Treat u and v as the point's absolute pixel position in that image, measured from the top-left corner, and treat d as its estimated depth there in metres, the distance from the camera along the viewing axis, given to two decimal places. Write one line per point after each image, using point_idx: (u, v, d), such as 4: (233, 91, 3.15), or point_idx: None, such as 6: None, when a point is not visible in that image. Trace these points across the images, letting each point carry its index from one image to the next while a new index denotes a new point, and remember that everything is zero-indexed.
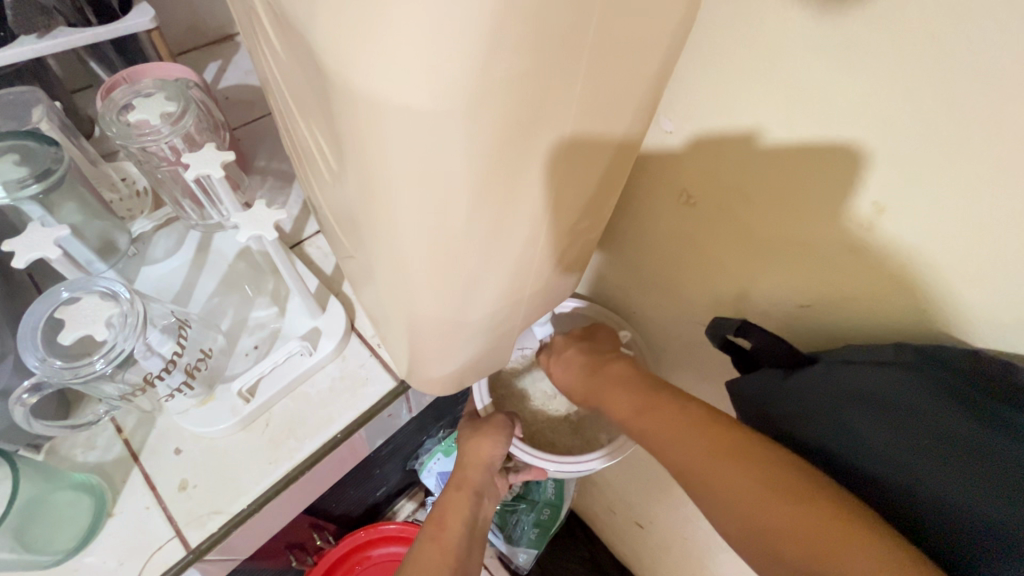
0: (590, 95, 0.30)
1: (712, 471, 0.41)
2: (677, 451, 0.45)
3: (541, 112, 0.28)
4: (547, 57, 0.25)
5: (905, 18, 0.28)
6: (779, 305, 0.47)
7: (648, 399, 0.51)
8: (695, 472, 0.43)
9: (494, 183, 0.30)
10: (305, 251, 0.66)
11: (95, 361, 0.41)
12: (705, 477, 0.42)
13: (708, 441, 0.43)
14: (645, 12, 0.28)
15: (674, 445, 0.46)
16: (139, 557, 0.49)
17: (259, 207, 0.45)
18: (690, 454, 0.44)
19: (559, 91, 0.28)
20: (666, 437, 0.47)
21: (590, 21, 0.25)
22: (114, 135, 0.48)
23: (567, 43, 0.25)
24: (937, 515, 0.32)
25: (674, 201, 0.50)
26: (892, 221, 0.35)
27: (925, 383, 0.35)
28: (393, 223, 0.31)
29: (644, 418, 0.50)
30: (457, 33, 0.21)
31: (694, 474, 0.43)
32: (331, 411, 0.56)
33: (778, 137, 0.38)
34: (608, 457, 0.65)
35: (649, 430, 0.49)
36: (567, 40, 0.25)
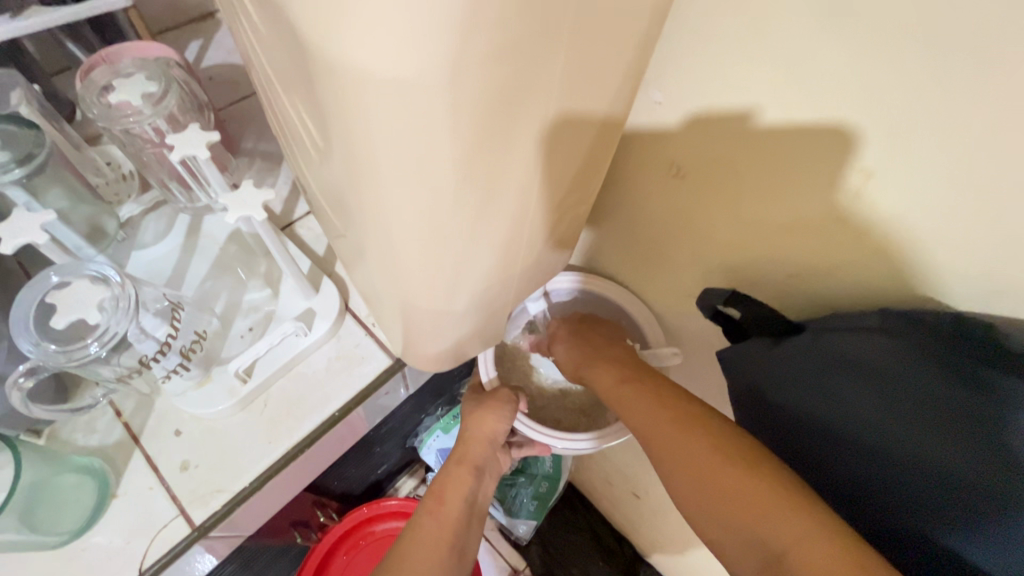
0: (574, 66, 0.30)
1: (708, 474, 0.42)
2: (660, 445, 0.48)
3: (526, 84, 0.28)
4: (528, 28, 0.24)
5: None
6: (768, 277, 0.47)
7: (644, 394, 0.54)
8: (694, 478, 0.43)
9: (480, 159, 0.30)
10: (296, 232, 0.66)
11: (89, 345, 0.41)
12: (682, 470, 0.45)
13: (690, 436, 0.46)
14: None
15: (659, 438, 0.48)
16: (145, 536, 0.49)
17: (246, 188, 0.44)
18: (673, 452, 0.46)
19: (542, 63, 0.27)
20: (654, 431, 0.49)
21: None
22: (95, 116, 0.47)
23: (549, 12, 0.25)
24: (939, 487, 0.33)
25: (665, 173, 0.50)
26: (879, 189, 0.35)
27: (911, 350, 0.36)
28: (383, 200, 0.31)
29: (637, 414, 0.53)
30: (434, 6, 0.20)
31: (691, 478, 0.44)
32: (327, 391, 0.57)
33: (766, 106, 0.38)
34: (599, 440, 0.66)
35: (640, 425, 0.52)
36: (549, 9, 0.25)
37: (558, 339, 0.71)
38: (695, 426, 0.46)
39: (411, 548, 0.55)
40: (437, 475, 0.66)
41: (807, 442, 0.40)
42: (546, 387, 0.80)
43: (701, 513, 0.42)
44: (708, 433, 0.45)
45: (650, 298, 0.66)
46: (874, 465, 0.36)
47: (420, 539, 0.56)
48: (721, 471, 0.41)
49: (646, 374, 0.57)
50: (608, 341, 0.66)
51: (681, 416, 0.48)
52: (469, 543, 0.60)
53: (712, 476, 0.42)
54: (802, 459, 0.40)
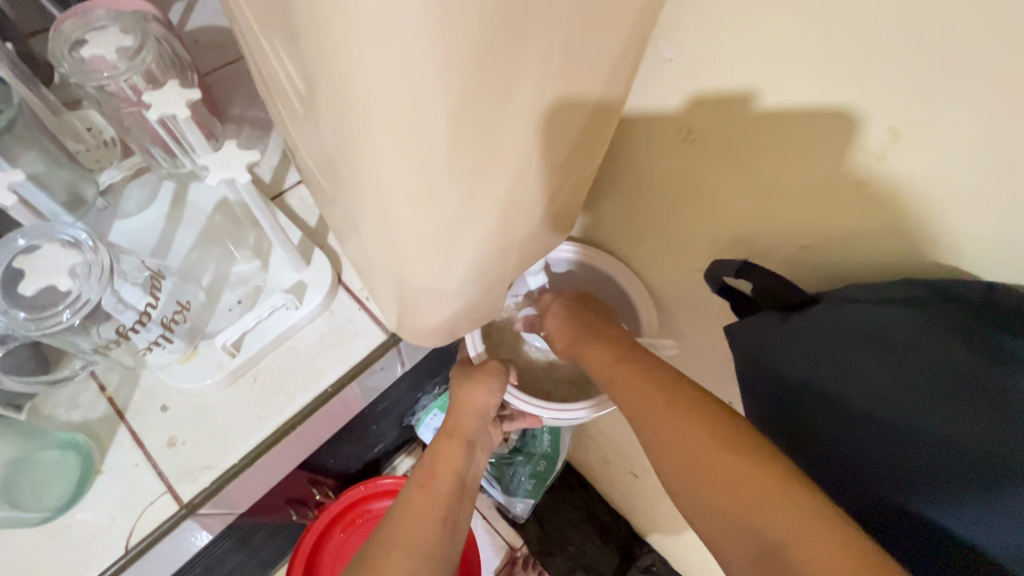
0: (582, 4, 0.27)
1: (702, 460, 0.40)
2: (652, 427, 0.46)
3: (527, 20, 0.25)
4: None
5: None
6: (780, 248, 0.45)
7: (637, 377, 0.52)
8: (687, 462, 0.41)
9: (477, 107, 0.28)
10: (286, 203, 0.63)
11: (61, 312, 0.39)
12: (673, 456, 0.43)
13: (686, 419, 0.44)
14: None
15: (650, 421, 0.47)
16: (132, 513, 0.48)
17: (229, 148, 0.42)
18: (665, 436, 0.44)
19: None
20: (650, 408, 0.48)
21: None
22: (67, 72, 0.45)
23: None
24: (958, 464, 0.31)
25: (673, 138, 0.47)
26: (905, 147, 0.33)
27: (933, 320, 0.34)
28: (371, 152, 0.28)
29: (630, 397, 0.51)
30: None
31: (684, 465, 0.42)
32: (320, 366, 0.55)
33: (787, 58, 0.35)
34: (593, 409, 0.65)
35: (632, 407, 0.50)
36: None
37: (552, 316, 0.68)
38: (689, 411, 0.44)
39: (401, 521, 0.53)
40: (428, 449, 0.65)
41: (816, 418, 0.38)
42: (534, 358, 0.78)
43: (691, 500, 0.40)
44: (703, 420, 0.43)
45: (653, 275, 0.63)
46: (879, 435, 0.35)
47: (411, 512, 0.55)
48: (715, 458, 0.40)
49: (640, 356, 0.56)
50: (603, 321, 0.64)
51: (680, 398, 0.46)
52: (463, 515, 0.59)
53: (705, 462, 0.40)
54: (810, 436, 0.38)
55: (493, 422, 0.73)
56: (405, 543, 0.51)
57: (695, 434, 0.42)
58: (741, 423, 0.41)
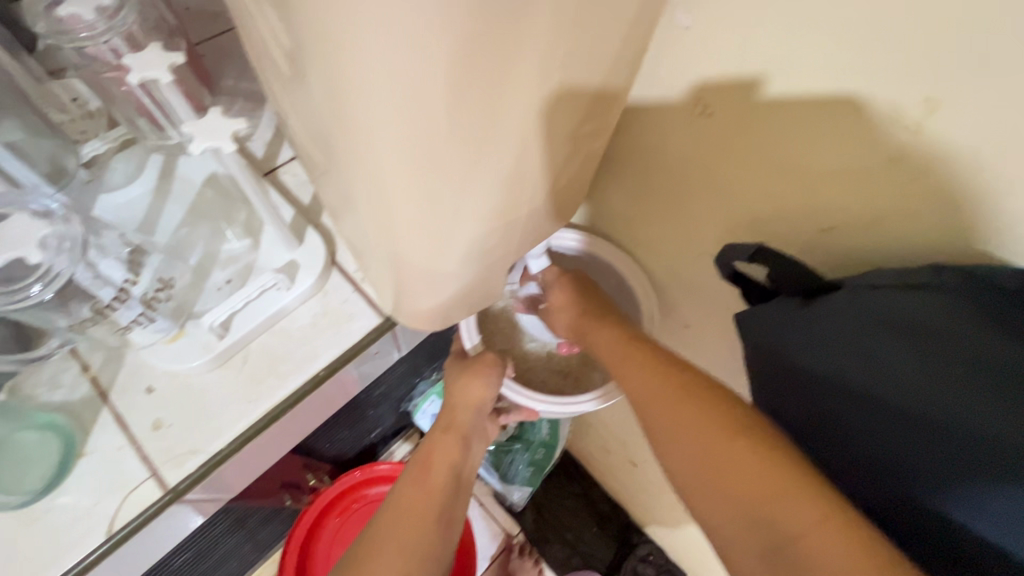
0: None
1: (708, 451, 0.39)
2: (658, 416, 0.44)
3: None
4: None
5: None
6: (797, 230, 0.43)
7: (643, 364, 0.50)
8: (688, 456, 0.40)
9: (481, 70, 0.25)
10: (279, 179, 0.61)
11: (31, 285, 0.37)
12: (682, 445, 0.41)
13: (688, 408, 0.42)
14: None
15: (656, 409, 0.45)
16: (115, 497, 0.46)
17: (214, 116, 0.39)
18: (669, 426, 0.43)
19: None
20: (654, 399, 0.46)
21: None
22: (43, 32, 0.42)
23: None
24: (989, 458, 0.29)
25: (686, 114, 0.44)
26: (941, 122, 0.30)
27: (965, 307, 0.33)
28: (362, 116, 0.26)
29: (634, 381, 0.49)
30: None
31: (687, 457, 0.40)
32: (313, 348, 0.53)
33: (816, 24, 0.32)
34: (602, 399, 0.63)
35: (637, 390, 0.48)
36: None
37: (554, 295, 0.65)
38: (700, 399, 0.42)
39: (394, 519, 0.52)
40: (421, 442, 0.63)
41: (833, 408, 0.36)
42: (529, 349, 0.76)
43: (699, 493, 0.39)
44: (715, 409, 0.41)
45: (657, 263, 0.61)
46: (898, 424, 0.33)
47: (404, 509, 0.53)
48: (730, 447, 0.38)
49: (641, 343, 0.54)
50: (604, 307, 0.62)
51: (686, 387, 0.44)
52: (456, 514, 0.58)
53: (718, 453, 0.38)
54: (825, 426, 0.36)
55: (488, 417, 0.71)
56: (396, 542, 0.49)
57: (698, 424, 0.41)
58: (745, 412, 0.40)
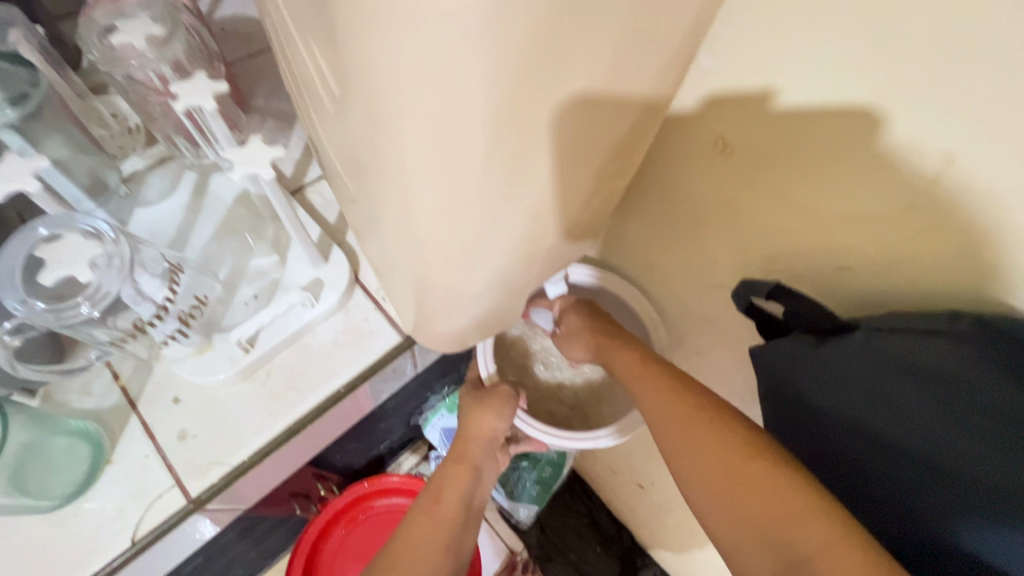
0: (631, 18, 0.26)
1: (724, 473, 0.41)
2: (680, 446, 0.45)
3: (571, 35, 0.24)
4: None
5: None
6: (815, 267, 0.43)
7: (663, 390, 0.51)
8: (706, 479, 0.42)
9: (512, 114, 0.27)
10: (306, 197, 0.63)
11: (80, 305, 0.40)
12: (706, 474, 0.42)
13: (704, 433, 0.44)
14: None
15: (677, 439, 0.46)
16: (141, 504, 0.48)
17: (254, 144, 0.41)
18: (685, 448, 0.45)
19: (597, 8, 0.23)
20: (670, 421, 0.47)
21: None
22: (95, 58, 0.45)
23: None
24: (992, 506, 0.30)
25: (708, 150, 0.45)
26: (956, 172, 0.31)
27: (980, 355, 0.32)
28: (399, 157, 0.28)
29: (655, 406, 0.50)
30: None
31: (704, 480, 0.42)
32: (333, 365, 0.54)
33: (841, 73, 0.33)
34: (617, 433, 0.64)
35: (658, 417, 0.49)
36: None
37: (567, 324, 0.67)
38: (723, 430, 0.43)
39: (404, 549, 0.53)
40: (434, 473, 0.64)
41: (849, 447, 0.37)
42: (541, 380, 0.76)
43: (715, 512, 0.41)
44: (739, 439, 0.42)
45: (671, 292, 0.62)
46: (901, 466, 0.34)
47: (415, 539, 0.54)
48: (756, 478, 0.38)
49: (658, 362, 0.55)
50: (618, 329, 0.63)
51: (698, 409, 0.46)
52: (467, 543, 0.59)
53: (742, 487, 0.39)
54: (841, 465, 0.37)
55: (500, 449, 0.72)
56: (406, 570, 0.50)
57: (712, 449, 0.43)
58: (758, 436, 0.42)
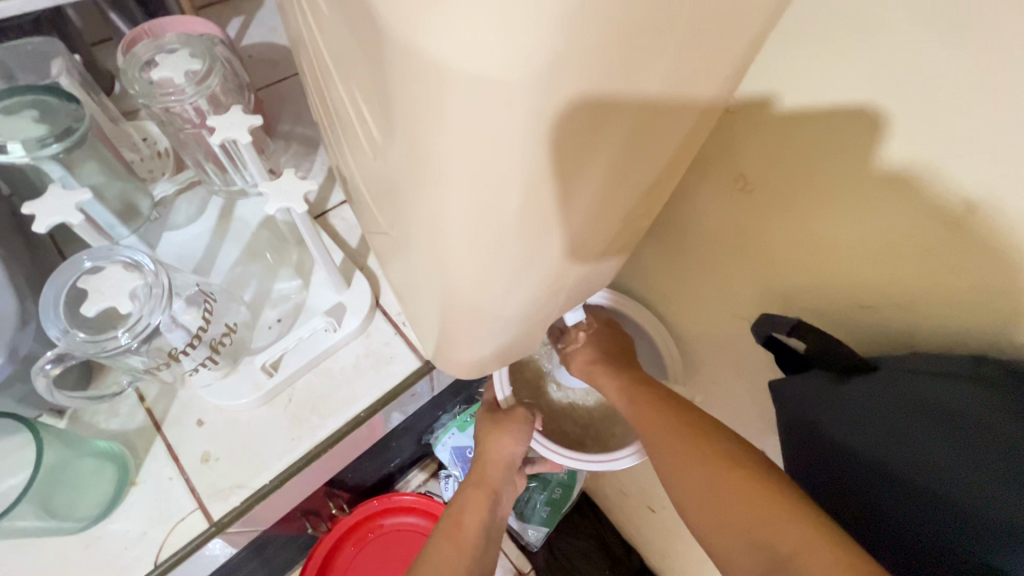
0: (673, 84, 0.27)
1: (710, 485, 0.43)
2: (676, 464, 0.47)
3: (615, 104, 0.24)
4: (633, 42, 0.21)
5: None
6: (836, 304, 0.44)
7: (657, 409, 0.52)
8: (695, 493, 0.44)
9: (552, 178, 0.27)
10: (329, 222, 0.64)
11: (120, 335, 0.41)
12: (704, 491, 0.44)
13: (686, 446, 0.47)
14: None
15: (671, 458, 0.47)
16: (164, 526, 0.49)
17: (287, 179, 0.43)
18: (671, 463, 0.47)
19: (641, 78, 0.24)
20: (655, 438, 0.50)
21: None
22: (136, 92, 0.47)
23: (657, 27, 0.22)
24: (1017, 550, 0.30)
25: (728, 185, 0.47)
26: (985, 222, 0.32)
27: (999, 398, 0.32)
28: (438, 214, 0.28)
29: (653, 426, 0.51)
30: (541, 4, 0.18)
31: (693, 494, 0.44)
32: (354, 390, 0.55)
33: (867, 118, 0.34)
34: (638, 453, 0.64)
35: (653, 437, 0.50)
36: (658, 24, 0.21)
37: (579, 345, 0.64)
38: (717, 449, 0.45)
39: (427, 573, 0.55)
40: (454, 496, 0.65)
41: (871, 486, 0.37)
42: (554, 400, 0.77)
43: (705, 525, 0.43)
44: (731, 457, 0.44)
45: (688, 320, 0.62)
46: (926, 507, 0.34)
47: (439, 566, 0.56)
48: (755, 495, 0.40)
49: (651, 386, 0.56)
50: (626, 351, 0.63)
51: (676, 420, 0.49)
52: (484, 570, 0.61)
53: (738, 500, 0.41)
54: (870, 505, 0.37)
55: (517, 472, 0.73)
56: None
57: (698, 463, 0.45)
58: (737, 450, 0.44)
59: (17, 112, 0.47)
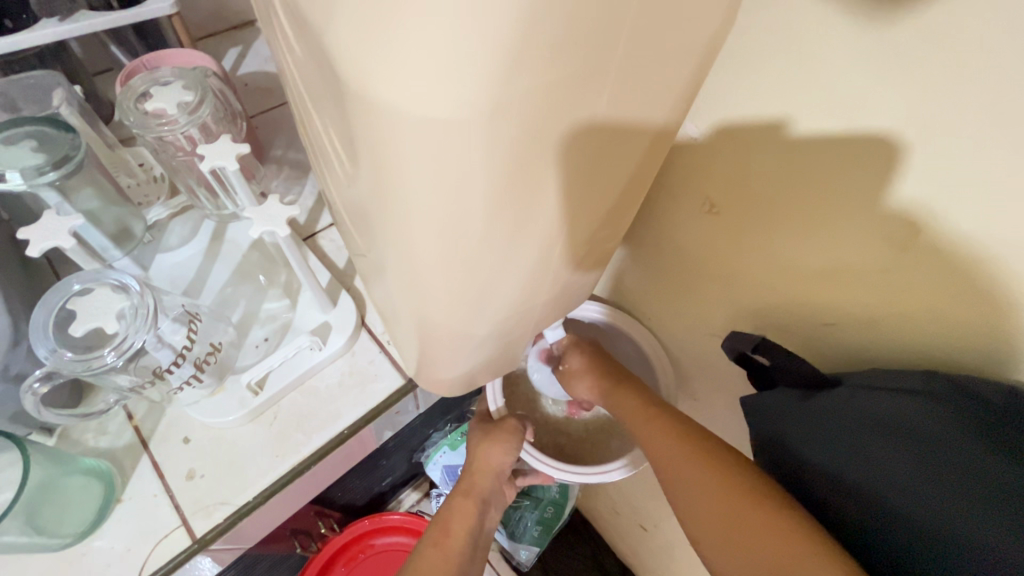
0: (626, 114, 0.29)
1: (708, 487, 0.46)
2: (676, 467, 0.50)
3: (566, 135, 0.26)
4: (575, 81, 0.24)
5: (968, 18, 0.26)
6: (804, 322, 0.46)
7: (660, 427, 0.55)
8: (694, 491, 0.47)
9: (511, 203, 0.29)
10: (318, 243, 0.66)
11: (106, 354, 0.42)
12: (694, 499, 0.47)
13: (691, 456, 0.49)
14: (685, 33, 0.26)
15: (673, 461, 0.51)
16: (147, 543, 0.50)
17: (273, 203, 0.46)
18: (679, 469, 0.50)
19: (589, 112, 0.26)
20: (664, 447, 0.53)
21: (624, 42, 0.24)
22: (131, 123, 0.49)
23: (596, 68, 0.24)
24: (968, 553, 0.30)
25: (696, 209, 0.49)
26: (933, 240, 0.34)
27: (952, 414, 0.34)
28: (403, 241, 0.30)
29: (656, 444, 0.54)
30: (483, 53, 0.20)
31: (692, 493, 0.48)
32: (338, 408, 0.56)
33: (817, 145, 0.36)
34: (628, 466, 0.65)
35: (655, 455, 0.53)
36: (597, 65, 0.24)
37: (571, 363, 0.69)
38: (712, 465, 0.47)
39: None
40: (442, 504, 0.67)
41: (836, 500, 0.37)
42: (550, 413, 0.78)
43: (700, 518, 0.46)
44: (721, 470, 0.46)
45: (670, 333, 0.64)
46: (884, 517, 0.34)
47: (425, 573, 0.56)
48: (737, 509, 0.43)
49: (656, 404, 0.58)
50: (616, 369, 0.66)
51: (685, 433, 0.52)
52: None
53: (721, 504, 0.44)
54: (833, 518, 0.37)
55: (506, 482, 0.74)
56: None
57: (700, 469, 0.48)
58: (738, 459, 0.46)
59: (17, 142, 0.50)
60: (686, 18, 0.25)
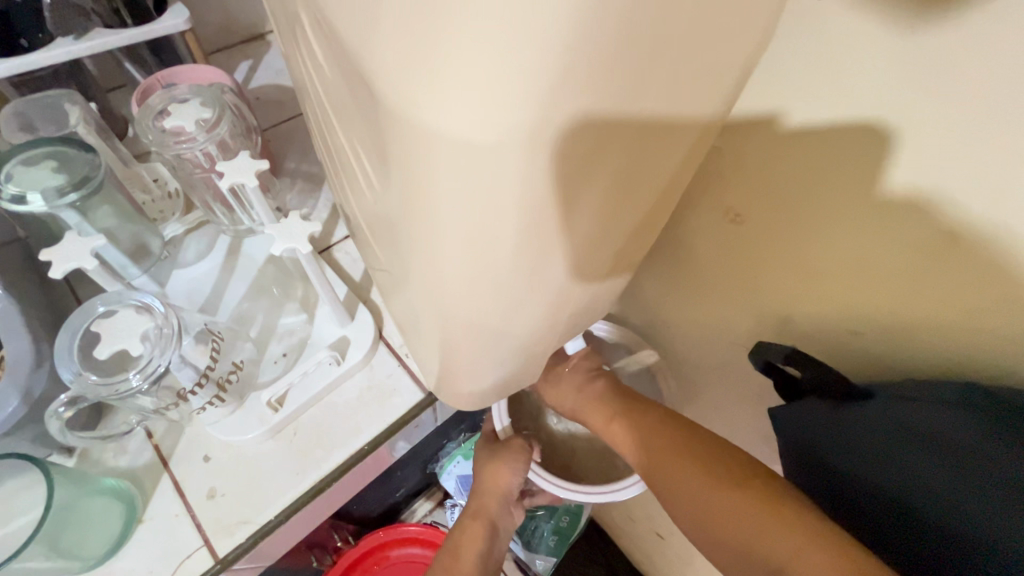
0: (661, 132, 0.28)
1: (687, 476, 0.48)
2: (659, 459, 0.51)
3: (601, 156, 0.26)
4: (614, 104, 0.23)
5: (1010, 27, 0.25)
6: (828, 332, 0.45)
7: (648, 431, 0.54)
8: (670, 479, 0.49)
9: (542, 225, 0.28)
10: (334, 256, 0.65)
11: (131, 377, 0.42)
12: (675, 485, 0.48)
13: (664, 448, 0.51)
14: (723, 49, 0.26)
15: (656, 456, 0.52)
16: (173, 561, 0.49)
17: (293, 221, 0.45)
18: (660, 460, 0.51)
19: (625, 133, 0.25)
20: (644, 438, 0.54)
21: (663, 63, 0.23)
22: (150, 140, 0.49)
23: (635, 90, 0.23)
24: (989, 546, 0.30)
25: (719, 220, 0.48)
26: (970, 250, 0.33)
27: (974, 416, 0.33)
28: (432, 261, 0.29)
29: (643, 441, 0.54)
30: (526, 81, 0.20)
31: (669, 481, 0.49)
32: (357, 422, 0.56)
33: (848, 154, 0.35)
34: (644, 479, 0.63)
35: (639, 456, 0.54)
36: (636, 87, 0.23)
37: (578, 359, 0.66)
38: (710, 468, 0.47)
39: None
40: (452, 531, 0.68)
41: (865, 506, 0.37)
42: (556, 431, 0.77)
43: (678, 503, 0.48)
44: (722, 474, 0.46)
45: (687, 342, 0.63)
46: (910, 519, 0.34)
47: None
48: (738, 507, 0.43)
49: (646, 403, 0.58)
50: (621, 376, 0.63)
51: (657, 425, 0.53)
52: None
53: (704, 489, 0.46)
54: (862, 524, 0.37)
55: (516, 503, 0.73)
56: None
57: (678, 459, 0.49)
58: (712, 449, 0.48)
59: (38, 163, 0.50)
60: (726, 33, 0.25)
